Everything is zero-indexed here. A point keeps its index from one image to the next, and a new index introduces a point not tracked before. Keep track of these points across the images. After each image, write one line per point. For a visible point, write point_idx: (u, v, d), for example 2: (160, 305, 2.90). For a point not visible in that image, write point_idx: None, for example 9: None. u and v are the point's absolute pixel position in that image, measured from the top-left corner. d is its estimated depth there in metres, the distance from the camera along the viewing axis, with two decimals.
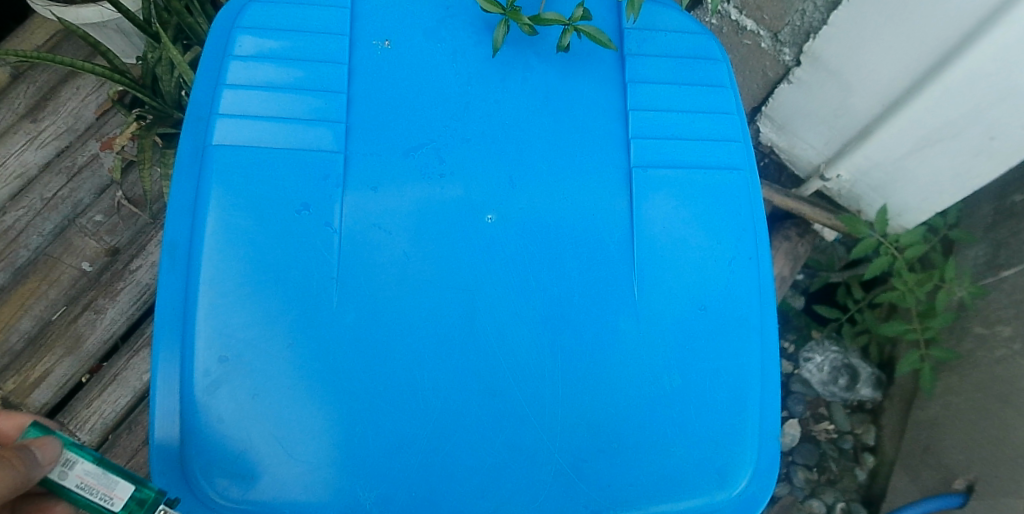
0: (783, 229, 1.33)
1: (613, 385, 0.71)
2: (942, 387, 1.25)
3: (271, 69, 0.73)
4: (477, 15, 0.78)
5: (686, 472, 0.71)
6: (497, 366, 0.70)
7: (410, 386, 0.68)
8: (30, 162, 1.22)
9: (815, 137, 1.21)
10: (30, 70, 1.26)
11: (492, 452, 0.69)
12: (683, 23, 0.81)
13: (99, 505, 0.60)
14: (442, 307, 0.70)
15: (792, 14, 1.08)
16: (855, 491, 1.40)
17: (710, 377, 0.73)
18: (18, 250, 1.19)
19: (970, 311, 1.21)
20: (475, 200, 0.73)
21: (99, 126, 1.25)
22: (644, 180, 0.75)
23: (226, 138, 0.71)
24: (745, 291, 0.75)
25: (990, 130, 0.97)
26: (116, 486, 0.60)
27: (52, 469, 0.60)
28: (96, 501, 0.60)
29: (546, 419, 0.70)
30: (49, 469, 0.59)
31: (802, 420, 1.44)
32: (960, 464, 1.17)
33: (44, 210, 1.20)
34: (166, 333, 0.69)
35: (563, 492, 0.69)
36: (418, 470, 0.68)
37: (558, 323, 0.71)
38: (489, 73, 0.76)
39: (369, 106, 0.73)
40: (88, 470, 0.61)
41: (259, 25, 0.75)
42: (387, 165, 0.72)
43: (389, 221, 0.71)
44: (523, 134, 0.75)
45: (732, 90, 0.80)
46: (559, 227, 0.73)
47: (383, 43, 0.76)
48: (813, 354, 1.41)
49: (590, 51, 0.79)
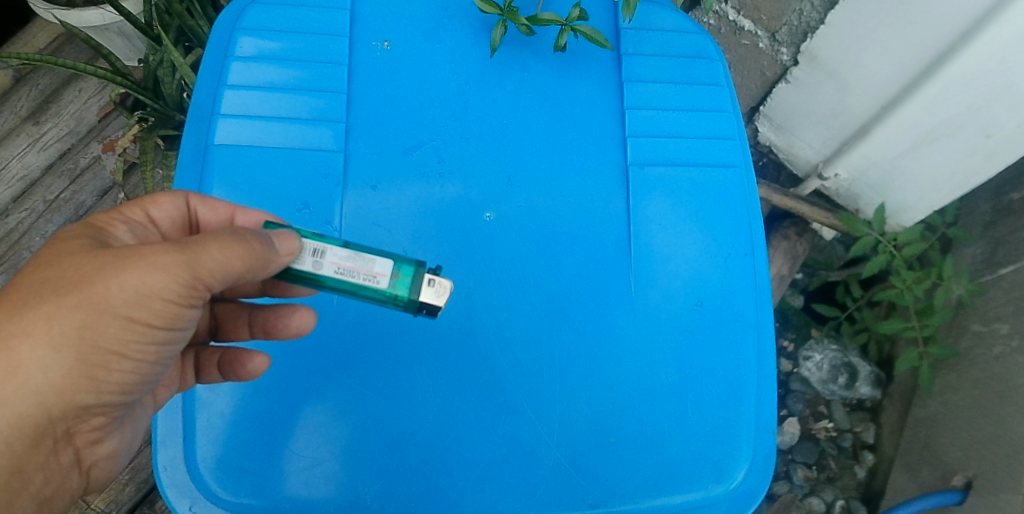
0: (782, 228, 1.34)
1: (610, 380, 0.72)
2: (941, 384, 1.25)
3: (272, 70, 0.74)
4: (475, 16, 0.79)
5: (683, 466, 0.72)
6: (496, 362, 0.71)
7: (409, 382, 0.69)
8: (33, 164, 1.23)
9: (813, 136, 1.22)
10: (33, 73, 1.27)
11: (491, 446, 0.69)
12: (679, 23, 0.82)
13: (365, 287, 0.56)
14: (442, 304, 0.71)
15: (790, 14, 1.09)
16: (855, 488, 1.40)
17: (706, 372, 0.74)
18: (21, 252, 1.19)
19: (968, 308, 1.22)
20: (474, 199, 0.74)
21: (101, 128, 1.26)
22: (640, 178, 0.76)
23: (227, 138, 0.72)
24: (741, 288, 0.76)
25: (987, 129, 0.98)
26: (374, 265, 0.57)
27: (297, 261, 0.57)
28: (358, 283, 0.56)
29: (544, 414, 0.70)
30: (293, 259, 0.56)
31: (802, 419, 1.45)
32: (959, 461, 1.17)
33: (47, 212, 1.21)
34: None
35: (562, 486, 0.70)
36: (418, 464, 0.68)
37: (556, 319, 0.72)
38: (487, 73, 0.77)
39: (369, 106, 0.74)
40: (337, 253, 0.57)
41: (260, 27, 0.76)
42: (387, 164, 0.73)
43: (389, 219, 0.72)
44: (521, 133, 0.76)
45: (728, 89, 0.81)
46: (557, 224, 0.74)
47: (383, 44, 0.76)
48: (812, 352, 1.41)
49: (587, 50, 0.80)
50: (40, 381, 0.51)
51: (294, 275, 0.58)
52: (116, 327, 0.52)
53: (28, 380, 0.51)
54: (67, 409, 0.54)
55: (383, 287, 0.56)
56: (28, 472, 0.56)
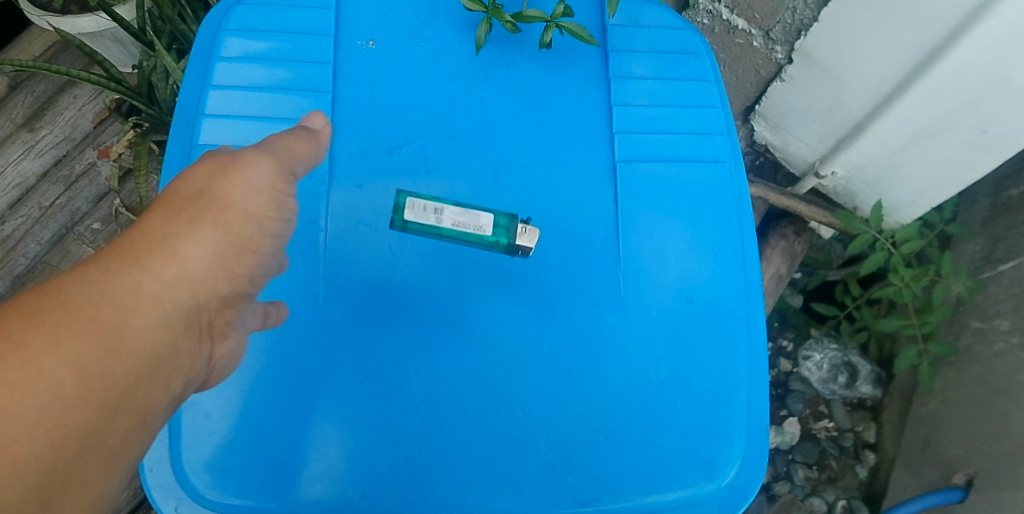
0: (780, 227, 1.33)
1: (599, 377, 0.71)
2: (942, 382, 1.24)
3: (257, 70, 0.74)
4: (461, 14, 0.79)
5: (674, 464, 0.71)
6: (484, 360, 0.70)
7: (397, 381, 0.69)
8: (28, 171, 1.23)
9: (809, 134, 1.22)
10: (28, 80, 1.26)
11: (479, 445, 0.69)
12: (666, 18, 0.82)
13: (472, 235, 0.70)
14: (429, 302, 0.71)
15: (783, 12, 1.07)
16: (856, 488, 1.39)
17: (697, 369, 0.73)
18: (16, 259, 1.19)
19: (968, 306, 1.21)
20: (461, 197, 0.73)
21: (96, 135, 1.25)
22: (628, 174, 0.76)
23: (213, 139, 0.71)
24: (731, 284, 0.75)
25: (983, 124, 0.97)
26: (479, 219, 0.71)
27: (418, 216, 0.70)
28: (468, 233, 0.70)
29: (532, 412, 0.70)
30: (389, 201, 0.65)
31: (801, 418, 1.43)
32: (960, 459, 1.16)
33: (43, 218, 1.21)
34: None
35: (551, 484, 0.69)
36: (405, 464, 0.68)
37: (544, 317, 0.71)
38: (473, 70, 0.77)
39: (354, 105, 0.74)
40: (453, 211, 0.70)
41: (245, 27, 0.75)
42: (373, 164, 0.72)
43: (374, 217, 0.71)
44: (508, 130, 0.76)
45: (716, 84, 0.80)
46: (544, 221, 0.74)
47: (368, 43, 0.76)
48: (812, 352, 1.40)
49: (574, 48, 0.79)
50: (192, 262, 0.53)
51: (412, 230, 0.71)
52: (240, 219, 0.56)
53: (183, 264, 0.53)
54: (211, 298, 0.55)
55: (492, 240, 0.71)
56: (185, 353, 0.53)
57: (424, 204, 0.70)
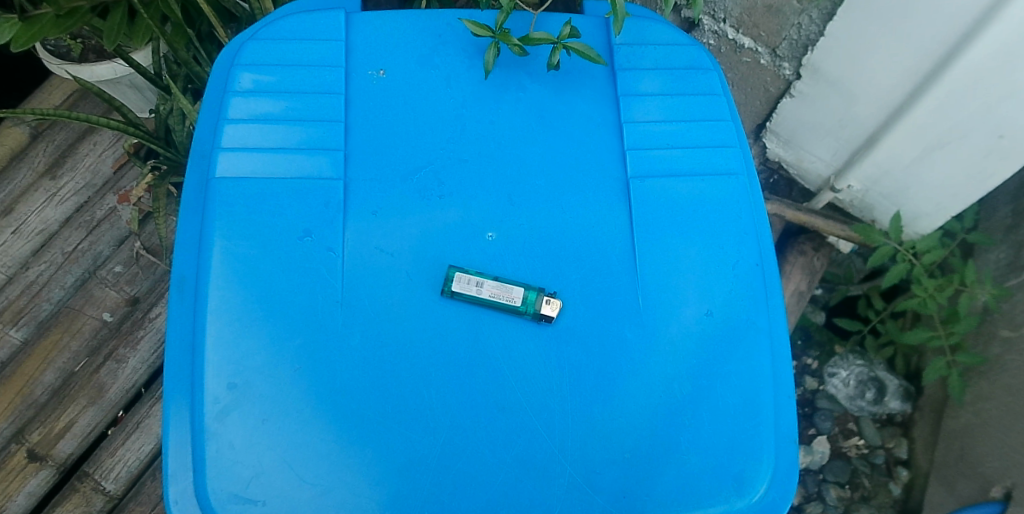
0: (798, 244, 1.32)
1: (622, 394, 0.70)
2: (972, 394, 1.21)
3: (270, 102, 0.75)
4: (469, 40, 0.80)
5: (704, 481, 0.70)
6: (505, 382, 0.69)
7: (417, 405, 0.68)
8: (51, 218, 1.25)
9: (822, 149, 1.21)
10: (49, 128, 1.29)
11: (503, 467, 0.68)
12: (673, 36, 0.82)
13: (503, 305, 0.70)
14: (447, 325, 0.70)
15: (789, 29, 1.08)
16: (891, 506, 1.34)
17: (722, 383, 0.72)
18: (41, 304, 1.21)
19: (996, 315, 1.18)
20: (476, 220, 0.73)
21: (116, 180, 1.27)
22: (641, 191, 0.75)
23: (229, 171, 0.72)
24: (752, 296, 0.74)
25: (999, 129, 0.95)
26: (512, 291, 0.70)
27: (461, 279, 0.70)
28: (501, 303, 0.70)
29: (556, 431, 0.69)
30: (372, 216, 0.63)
31: (831, 437, 1.39)
32: (996, 471, 1.12)
33: (66, 263, 1.22)
34: (174, 383, 0.69)
35: (576, 504, 0.68)
36: (429, 488, 0.67)
37: (564, 336, 0.70)
38: (482, 94, 0.78)
39: (366, 134, 0.75)
40: (488, 282, 0.70)
41: (257, 61, 0.77)
42: (389, 192, 0.73)
43: (391, 242, 0.71)
44: (519, 151, 0.76)
45: (725, 96, 0.81)
46: (561, 240, 0.73)
47: (379, 72, 0.77)
48: (837, 369, 1.38)
49: (582, 68, 0.80)
50: None
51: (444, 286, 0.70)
52: None
53: None
54: None
55: (522, 311, 0.70)
56: None
57: (460, 278, 0.70)
